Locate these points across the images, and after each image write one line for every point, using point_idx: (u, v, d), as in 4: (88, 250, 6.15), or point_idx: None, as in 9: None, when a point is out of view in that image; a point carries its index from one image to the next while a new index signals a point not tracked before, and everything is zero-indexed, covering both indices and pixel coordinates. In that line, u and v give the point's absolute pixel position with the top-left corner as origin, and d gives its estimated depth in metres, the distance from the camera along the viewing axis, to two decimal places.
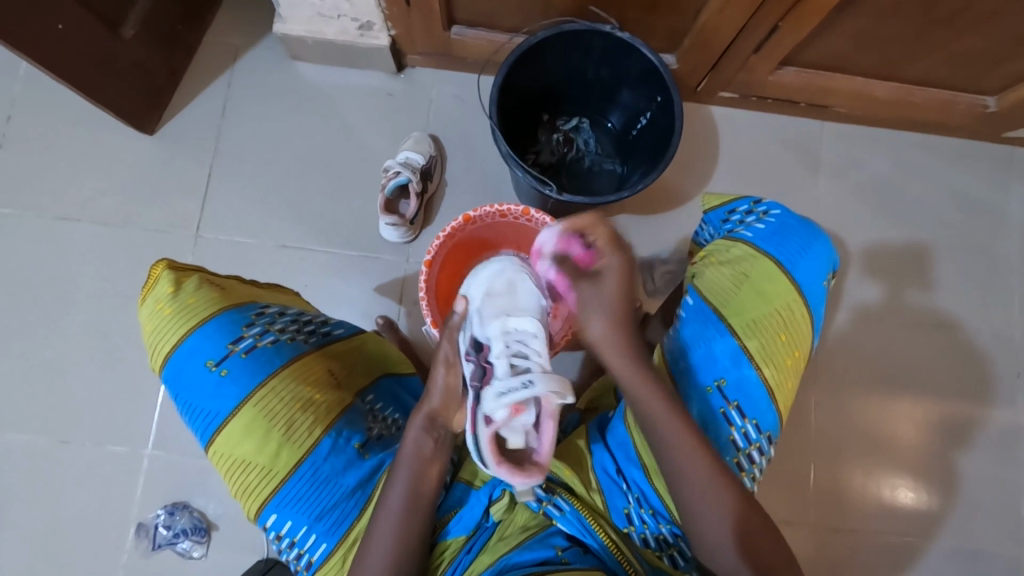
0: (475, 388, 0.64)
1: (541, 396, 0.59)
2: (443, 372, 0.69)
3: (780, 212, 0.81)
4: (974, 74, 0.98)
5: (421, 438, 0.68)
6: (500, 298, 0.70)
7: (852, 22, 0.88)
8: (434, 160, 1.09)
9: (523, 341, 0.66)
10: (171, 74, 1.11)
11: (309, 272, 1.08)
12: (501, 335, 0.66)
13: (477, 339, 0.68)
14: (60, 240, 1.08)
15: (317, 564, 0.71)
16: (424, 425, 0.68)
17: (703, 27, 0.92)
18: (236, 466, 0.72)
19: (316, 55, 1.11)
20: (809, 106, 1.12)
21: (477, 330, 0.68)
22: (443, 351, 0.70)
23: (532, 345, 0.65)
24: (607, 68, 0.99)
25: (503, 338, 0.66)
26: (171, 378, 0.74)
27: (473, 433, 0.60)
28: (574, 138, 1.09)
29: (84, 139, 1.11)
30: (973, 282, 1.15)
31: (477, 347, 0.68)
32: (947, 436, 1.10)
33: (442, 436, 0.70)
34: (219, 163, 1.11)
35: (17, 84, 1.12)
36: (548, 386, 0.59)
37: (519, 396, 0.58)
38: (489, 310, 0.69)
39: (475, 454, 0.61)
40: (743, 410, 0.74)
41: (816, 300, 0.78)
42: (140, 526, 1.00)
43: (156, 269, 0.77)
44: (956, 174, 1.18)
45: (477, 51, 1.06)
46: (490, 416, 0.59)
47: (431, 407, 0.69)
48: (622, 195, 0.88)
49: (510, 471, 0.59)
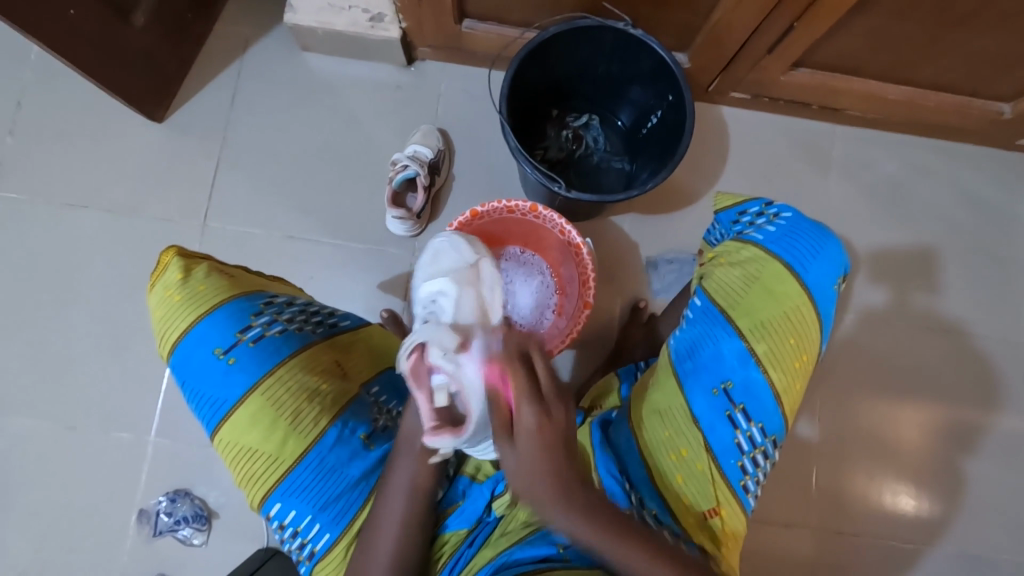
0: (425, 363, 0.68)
1: (431, 343, 0.63)
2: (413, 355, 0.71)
3: (792, 214, 0.80)
4: (989, 79, 0.97)
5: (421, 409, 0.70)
6: (432, 267, 0.79)
7: (867, 24, 0.87)
8: (442, 154, 1.09)
9: (436, 302, 0.73)
10: (180, 62, 1.11)
11: (314, 263, 1.08)
12: (424, 303, 0.75)
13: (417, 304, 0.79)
14: (68, 227, 1.08)
15: (321, 554, 0.71)
16: None
17: (717, 26, 0.91)
18: (241, 455, 0.72)
19: (327, 45, 1.10)
20: (820, 108, 1.12)
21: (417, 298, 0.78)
22: None
23: (439, 302, 0.72)
24: (618, 65, 0.98)
25: (424, 305, 0.74)
26: (178, 365, 0.74)
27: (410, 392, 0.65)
28: (583, 135, 1.08)
29: (93, 127, 1.11)
30: (981, 288, 1.14)
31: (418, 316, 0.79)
32: (951, 443, 1.09)
33: None
34: (227, 152, 1.11)
35: (28, 69, 1.12)
36: (432, 333, 0.64)
37: (408, 347, 0.63)
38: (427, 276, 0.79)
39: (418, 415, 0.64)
40: (750, 412, 0.74)
41: (826, 303, 0.77)
42: (142, 512, 1.00)
43: (164, 257, 0.78)
44: (968, 180, 1.17)
45: (487, 45, 1.05)
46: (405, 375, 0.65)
47: None
48: (630, 193, 0.87)
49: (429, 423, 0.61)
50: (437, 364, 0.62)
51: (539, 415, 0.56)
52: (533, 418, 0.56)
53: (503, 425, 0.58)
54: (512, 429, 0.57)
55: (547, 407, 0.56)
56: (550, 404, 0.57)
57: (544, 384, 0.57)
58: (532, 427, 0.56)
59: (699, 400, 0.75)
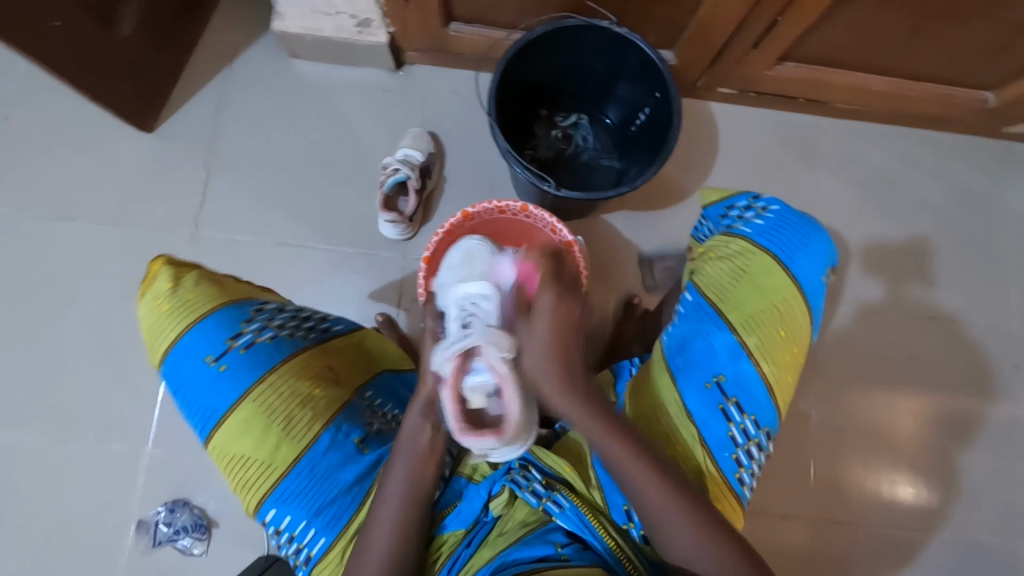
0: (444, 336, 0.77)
1: (484, 346, 0.65)
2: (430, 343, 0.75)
3: (779, 207, 0.80)
4: (973, 69, 0.98)
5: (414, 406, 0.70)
6: (458, 269, 0.85)
7: (849, 17, 0.88)
8: (433, 157, 1.09)
9: (475, 304, 0.78)
10: (169, 72, 1.11)
11: (308, 269, 1.08)
12: (459, 302, 0.79)
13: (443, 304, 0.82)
14: (60, 239, 1.08)
15: (317, 558, 0.71)
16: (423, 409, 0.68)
17: (701, 22, 0.92)
18: (235, 462, 0.72)
19: (315, 52, 1.11)
20: (807, 102, 1.12)
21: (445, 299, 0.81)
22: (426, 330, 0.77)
23: (480, 305, 0.77)
24: (605, 64, 0.99)
25: (459, 304, 0.79)
26: (169, 374, 0.74)
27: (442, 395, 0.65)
28: (572, 135, 1.09)
29: (83, 139, 1.11)
30: (972, 277, 1.15)
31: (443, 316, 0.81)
32: (947, 431, 1.10)
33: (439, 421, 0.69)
34: (218, 161, 1.11)
35: (16, 83, 1.12)
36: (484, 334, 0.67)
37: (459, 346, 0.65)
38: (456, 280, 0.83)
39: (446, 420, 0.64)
40: (742, 405, 0.75)
41: (815, 294, 0.78)
42: (140, 523, 1.00)
43: (154, 267, 0.78)
44: (956, 169, 1.17)
45: (474, 47, 1.06)
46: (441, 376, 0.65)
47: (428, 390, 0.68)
48: (620, 190, 0.87)
49: (464, 425, 0.61)
50: (487, 366, 0.64)
51: (554, 298, 0.70)
52: (551, 298, 0.70)
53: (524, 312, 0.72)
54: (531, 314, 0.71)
55: (562, 294, 0.71)
56: (566, 289, 0.72)
57: (561, 275, 0.73)
58: (548, 307, 0.70)
59: (692, 396, 0.75)
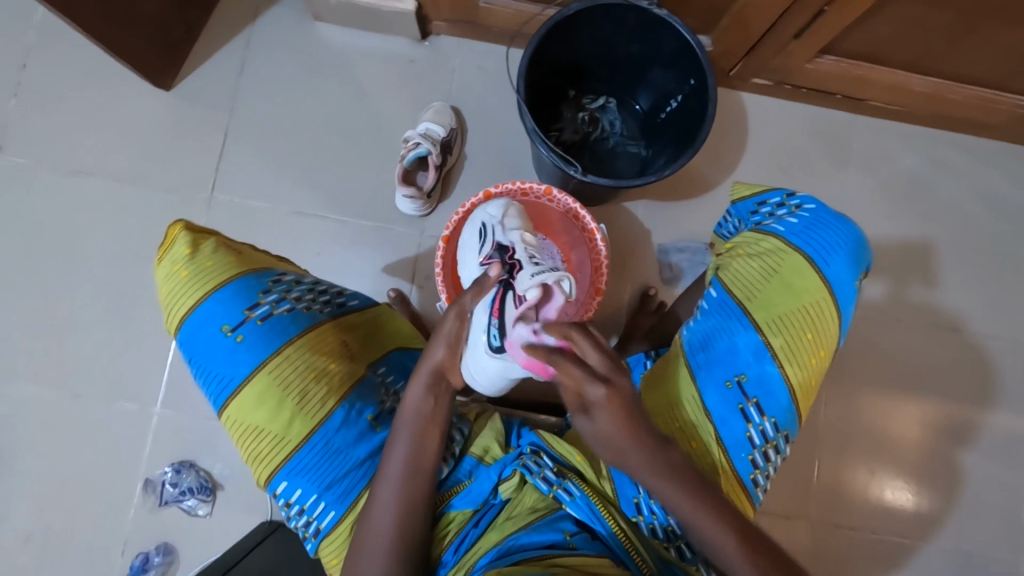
0: (501, 282, 0.68)
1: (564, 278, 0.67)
2: (454, 324, 0.68)
3: (815, 206, 0.79)
4: (1021, 74, 0.95)
5: (425, 397, 0.68)
6: (512, 219, 0.85)
7: (900, 12, 0.84)
8: (455, 133, 1.07)
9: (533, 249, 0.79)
10: (189, 29, 1.08)
11: (322, 240, 1.07)
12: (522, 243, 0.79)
13: (501, 243, 0.80)
14: (75, 195, 1.07)
15: (325, 532, 0.71)
16: (430, 380, 0.68)
17: (744, 8, 0.89)
18: (248, 433, 0.72)
19: (340, 16, 1.08)
20: (843, 98, 1.09)
21: (499, 237, 0.81)
22: (456, 304, 0.68)
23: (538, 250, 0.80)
24: (641, 47, 0.95)
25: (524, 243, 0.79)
26: (185, 341, 0.74)
27: (503, 315, 0.65)
28: (599, 118, 1.06)
29: (100, 93, 1.09)
30: (995, 288, 1.13)
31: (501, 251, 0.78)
32: (956, 441, 1.09)
33: (443, 393, 0.69)
34: (235, 124, 1.09)
35: (32, 31, 1.10)
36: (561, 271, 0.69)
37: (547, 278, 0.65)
38: (508, 226, 0.83)
39: (499, 334, 0.65)
40: (763, 407, 0.74)
41: (847, 298, 0.76)
42: (147, 482, 1.01)
43: (172, 231, 0.77)
44: (989, 177, 1.14)
45: (506, 20, 1.03)
46: (523, 297, 0.65)
47: (436, 359, 0.68)
48: (647, 178, 0.85)
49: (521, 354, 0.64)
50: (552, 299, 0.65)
51: (605, 390, 0.62)
52: (599, 393, 0.62)
53: (577, 405, 0.65)
54: (586, 410, 0.64)
55: (609, 382, 0.62)
56: (612, 376, 0.62)
57: (597, 363, 0.62)
58: (601, 400, 0.62)
59: (711, 393, 0.74)
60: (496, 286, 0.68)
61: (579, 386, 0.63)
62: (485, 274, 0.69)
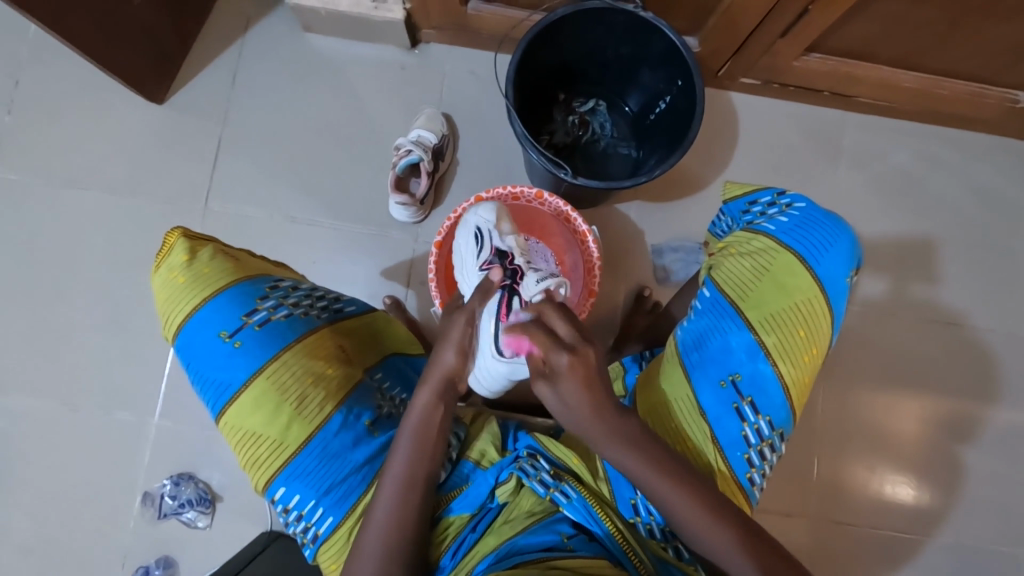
0: (506, 287, 0.74)
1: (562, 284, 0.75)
2: (462, 328, 0.70)
3: (805, 204, 0.79)
4: (1007, 67, 0.95)
5: (432, 405, 0.68)
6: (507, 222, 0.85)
7: (883, 9, 0.85)
8: (447, 138, 1.07)
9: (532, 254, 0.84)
10: (181, 42, 1.09)
11: (317, 248, 1.07)
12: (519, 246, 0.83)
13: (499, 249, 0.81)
14: (69, 209, 1.07)
15: (324, 537, 0.71)
16: (439, 390, 0.69)
17: (729, 9, 0.89)
18: (246, 439, 0.72)
19: (330, 26, 1.08)
20: (831, 95, 1.10)
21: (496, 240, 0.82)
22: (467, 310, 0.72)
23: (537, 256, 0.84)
24: (628, 50, 0.96)
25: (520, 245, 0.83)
26: (183, 347, 0.74)
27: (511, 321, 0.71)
28: (589, 121, 1.07)
29: (93, 107, 1.10)
30: (989, 281, 1.13)
31: (499, 256, 0.81)
32: (954, 435, 1.09)
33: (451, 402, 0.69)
34: (228, 135, 1.10)
35: (25, 47, 1.10)
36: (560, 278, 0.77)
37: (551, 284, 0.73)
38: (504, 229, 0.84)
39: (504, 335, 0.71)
40: (757, 405, 0.74)
41: (838, 295, 0.76)
42: (146, 495, 1.01)
43: (169, 238, 0.77)
44: (980, 170, 1.15)
45: (494, 26, 1.04)
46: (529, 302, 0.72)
47: (447, 365, 0.69)
48: (637, 180, 0.85)
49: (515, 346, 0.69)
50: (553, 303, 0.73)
51: (568, 356, 0.63)
52: (562, 359, 0.63)
53: (540, 373, 0.65)
54: (549, 376, 0.65)
55: (575, 350, 0.64)
56: (577, 346, 0.64)
57: (565, 333, 0.65)
58: (564, 367, 0.63)
59: (706, 393, 0.74)
60: (499, 291, 0.74)
61: (542, 352, 0.64)
62: (489, 279, 0.75)
